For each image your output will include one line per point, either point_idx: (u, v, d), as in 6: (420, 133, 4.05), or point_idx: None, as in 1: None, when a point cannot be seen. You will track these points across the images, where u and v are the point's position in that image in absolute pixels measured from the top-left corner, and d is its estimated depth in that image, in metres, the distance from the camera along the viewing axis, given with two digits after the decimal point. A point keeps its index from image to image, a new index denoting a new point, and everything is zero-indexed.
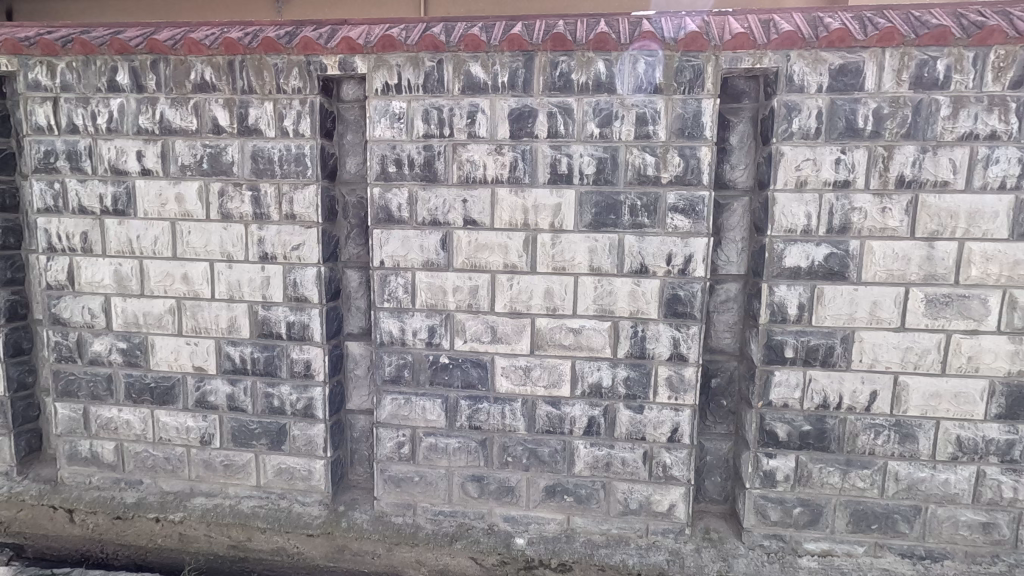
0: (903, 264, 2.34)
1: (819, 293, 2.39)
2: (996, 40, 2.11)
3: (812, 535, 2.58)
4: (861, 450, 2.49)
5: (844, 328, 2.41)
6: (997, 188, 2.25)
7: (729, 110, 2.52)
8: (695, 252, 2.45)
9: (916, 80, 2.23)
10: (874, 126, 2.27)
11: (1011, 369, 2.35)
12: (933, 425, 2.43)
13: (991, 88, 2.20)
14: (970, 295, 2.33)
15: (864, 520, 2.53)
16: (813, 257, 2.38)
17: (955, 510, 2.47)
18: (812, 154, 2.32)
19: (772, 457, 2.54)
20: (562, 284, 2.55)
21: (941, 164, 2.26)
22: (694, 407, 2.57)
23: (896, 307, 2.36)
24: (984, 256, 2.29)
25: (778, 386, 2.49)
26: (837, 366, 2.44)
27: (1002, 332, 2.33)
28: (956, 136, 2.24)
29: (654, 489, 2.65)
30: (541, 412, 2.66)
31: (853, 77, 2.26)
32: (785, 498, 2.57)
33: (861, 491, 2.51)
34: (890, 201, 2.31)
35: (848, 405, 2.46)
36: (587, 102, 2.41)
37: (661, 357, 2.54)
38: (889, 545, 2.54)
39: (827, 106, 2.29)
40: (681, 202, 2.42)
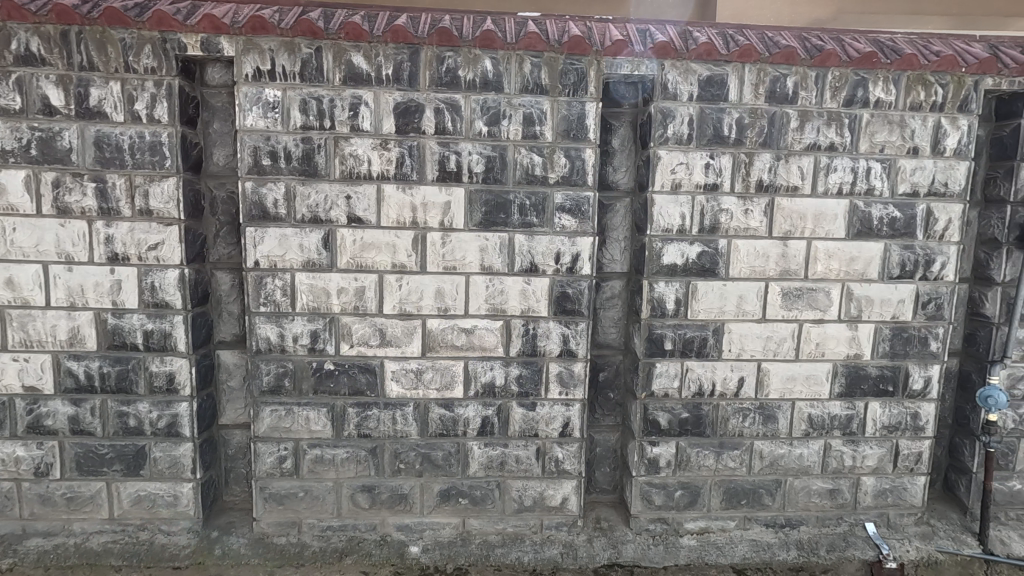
0: (763, 261, 2.57)
1: (693, 288, 2.56)
2: (833, 62, 2.39)
3: (691, 515, 2.76)
4: (731, 432, 2.70)
5: (716, 320, 2.60)
6: (836, 193, 2.55)
7: (611, 115, 2.63)
8: (582, 250, 2.52)
9: (771, 94, 2.46)
10: (737, 134, 2.48)
11: (849, 352, 2.67)
12: (789, 406, 2.70)
13: (830, 105, 2.49)
14: (817, 288, 2.61)
15: (735, 497, 2.75)
16: (687, 255, 2.54)
17: (809, 480, 2.77)
18: (685, 158, 2.48)
19: (655, 445, 2.68)
20: (453, 284, 2.50)
21: (792, 171, 2.52)
22: (583, 402, 2.64)
23: (759, 300, 2.60)
24: (827, 254, 2.59)
25: (659, 377, 2.63)
26: (710, 356, 2.63)
27: (843, 320, 2.64)
28: (803, 146, 2.51)
29: (547, 484, 2.69)
30: (434, 415, 2.60)
31: (719, 88, 2.45)
32: (667, 482, 2.72)
33: (732, 470, 2.73)
34: (751, 203, 2.53)
35: (720, 391, 2.66)
36: (474, 100, 2.39)
37: (551, 354, 2.59)
38: (756, 518, 2.79)
39: (697, 114, 2.46)
40: (568, 202, 2.48)
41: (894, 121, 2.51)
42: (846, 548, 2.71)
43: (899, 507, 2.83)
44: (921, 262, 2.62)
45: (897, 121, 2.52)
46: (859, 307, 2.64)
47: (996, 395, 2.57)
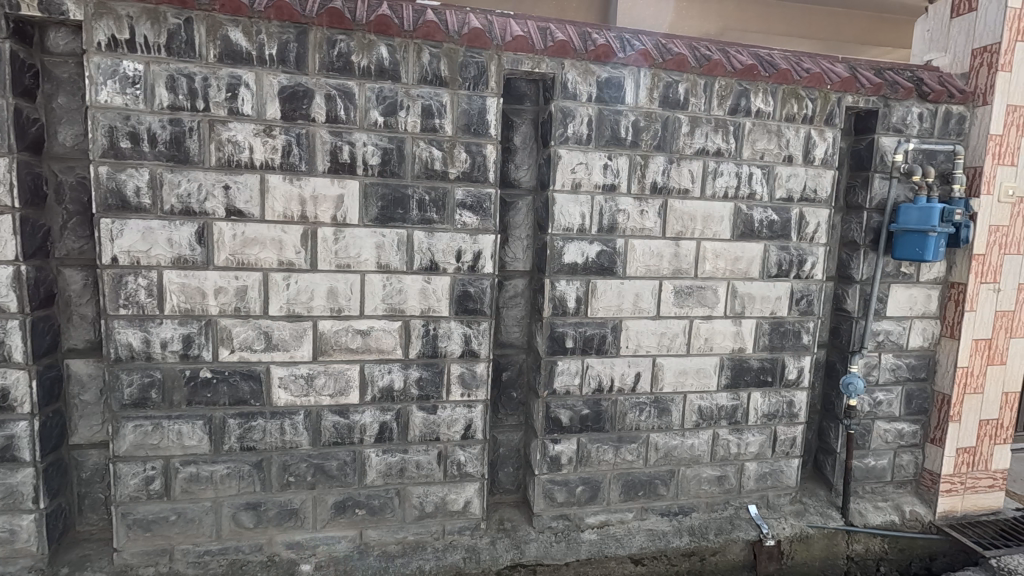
0: (657, 260, 2.67)
1: (592, 287, 2.60)
2: (719, 72, 2.54)
3: (592, 510, 2.81)
4: (629, 426, 2.78)
5: (614, 318, 2.66)
6: (723, 196, 2.70)
7: (512, 112, 2.60)
8: (483, 248, 2.47)
9: (664, 99, 2.55)
10: (633, 136, 2.54)
11: (734, 346, 2.84)
12: (681, 399, 2.82)
13: (717, 112, 2.62)
14: (706, 286, 2.75)
15: (633, 489, 2.84)
16: (587, 254, 2.58)
17: (699, 468, 2.92)
18: (584, 158, 2.51)
19: (558, 442, 2.70)
20: (347, 283, 2.35)
21: (683, 174, 2.63)
22: (486, 403, 2.59)
23: (654, 297, 2.69)
24: (714, 254, 2.73)
25: (561, 374, 2.65)
26: (609, 353, 2.68)
27: (728, 316, 2.81)
28: (693, 151, 2.62)
29: (449, 488, 2.62)
30: (327, 423, 2.44)
31: (616, 90, 2.50)
32: (569, 479, 2.75)
33: (630, 463, 2.81)
34: (646, 204, 2.61)
35: (618, 387, 2.73)
36: (369, 88, 2.26)
37: (452, 355, 2.51)
38: (651, 508, 2.89)
39: (596, 114, 2.49)
40: (469, 199, 2.42)
41: (772, 130, 2.70)
42: (731, 530, 2.89)
43: (777, 488, 3.06)
44: (795, 262, 2.84)
45: (774, 131, 2.70)
46: (742, 303, 2.81)
47: (856, 381, 2.88)
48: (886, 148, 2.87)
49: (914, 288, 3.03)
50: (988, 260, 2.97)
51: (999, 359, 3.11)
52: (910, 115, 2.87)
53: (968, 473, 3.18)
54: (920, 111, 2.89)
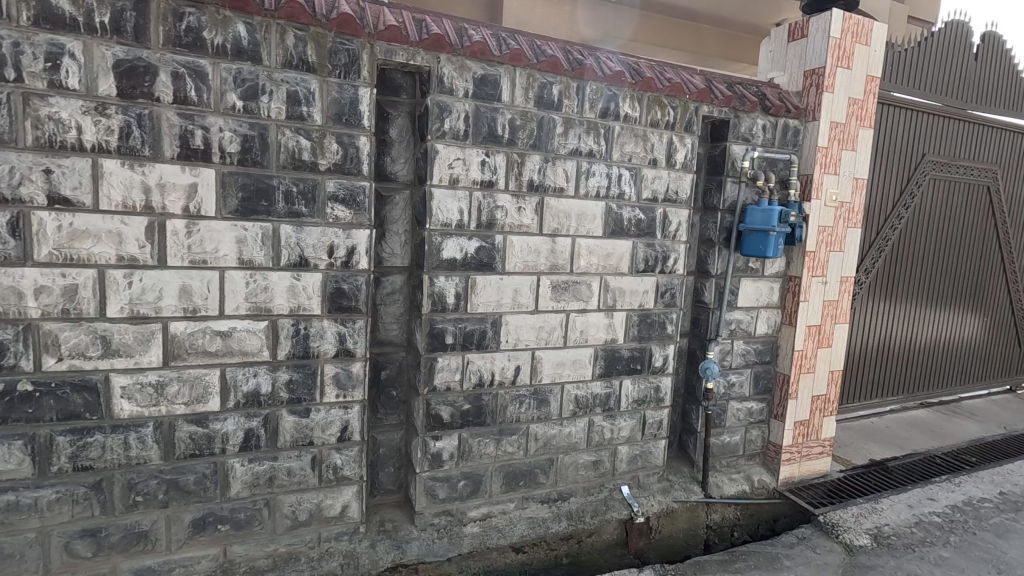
0: (535, 256, 2.74)
1: (472, 283, 2.62)
2: (591, 76, 2.67)
3: (474, 503, 2.83)
4: (510, 419, 2.83)
5: (494, 313, 2.70)
6: (595, 195, 2.83)
7: (388, 103, 2.54)
8: (358, 244, 2.38)
9: (539, 99, 2.62)
10: (510, 134, 2.58)
11: (606, 338, 3.01)
12: (559, 389, 2.93)
13: (588, 115, 2.74)
14: (581, 281, 2.88)
15: (514, 479, 2.91)
16: (466, 249, 2.58)
17: (576, 455, 3.06)
18: (462, 154, 2.51)
19: (439, 439, 2.69)
20: (203, 280, 2.15)
21: (559, 173, 2.72)
22: (363, 403, 2.51)
23: (532, 293, 2.76)
24: (588, 250, 2.86)
25: (441, 371, 2.63)
26: (489, 347, 2.72)
27: (601, 310, 2.97)
28: (567, 151, 2.72)
29: (325, 494, 2.51)
30: (182, 434, 2.22)
31: (492, 87, 2.52)
32: (451, 474, 2.75)
33: (511, 455, 2.87)
34: (524, 202, 2.67)
35: (499, 381, 2.77)
36: (225, 68, 2.08)
37: (326, 355, 2.40)
38: (532, 496, 2.98)
39: (473, 111, 2.50)
40: (342, 192, 2.32)
41: (639, 134, 2.88)
42: (606, 511, 3.07)
43: (647, 468, 3.28)
44: (660, 258, 3.06)
45: (640, 135, 2.89)
46: (614, 297, 2.98)
47: (712, 366, 3.17)
48: (735, 155, 3.18)
49: (760, 281, 3.40)
50: (818, 257, 3.40)
51: (826, 342, 3.59)
52: (755, 126, 3.21)
53: (804, 443, 3.64)
54: (764, 123, 3.23)
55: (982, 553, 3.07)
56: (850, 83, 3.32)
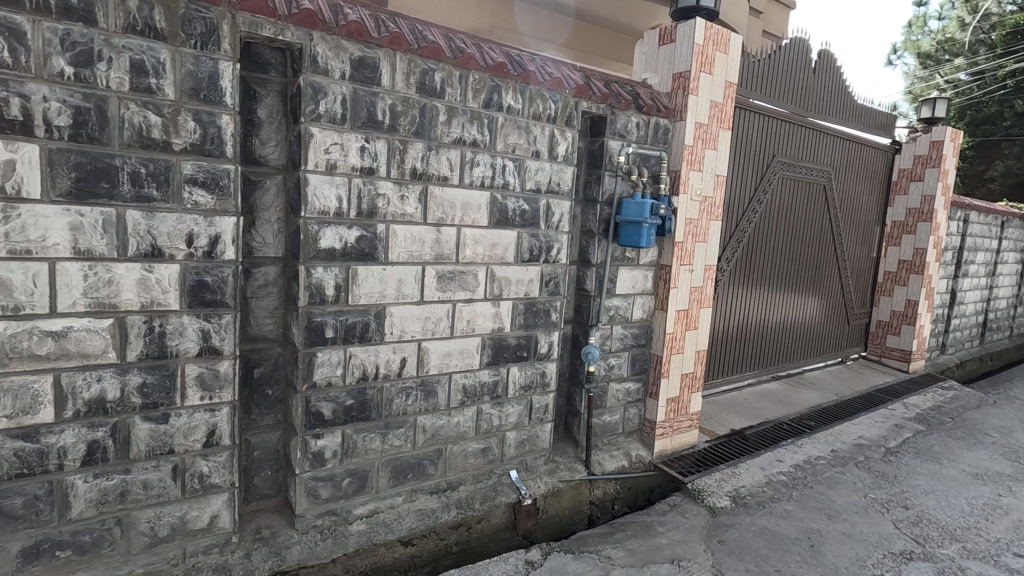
0: (419, 246, 2.70)
1: (353, 273, 2.52)
2: (473, 65, 2.66)
3: (360, 500, 2.75)
4: (396, 412, 2.78)
5: (377, 305, 2.62)
6: (480, 185, 2.84)
7: (255, 80, 2.35)
8: (223, 232, 2.19)
9: (421, 85, 2.57)
10: (391, 120, 2.51)
11: (493, 326, 3.05)
12: (447, 379, 2.93)
13: (472, 104, 2.74)
14: (467, 271, 2.88)
15: (402, 472, 2.86)
16: (346, 239, 2.48)
17: (465, 444, 3.07)
18: (339, 139, 2.39)
19: (320, 437, 2.57)
20: (26, 273, 1.86)
21: (442, 162, 2.69)
22: (232, 404, 2.33)
23: (417, 283, 2.72)
24: (474, 240, 2.87)
25: (321, 366, 2.51)
26: (373, 340, 2.64)
27: (488, 299, 3.00)
28: (451, 140, 2.70)
29: (189, 505, 2.29)
30: (5, 451, 1.92)
31: (371, 70, 2.43)
32: (334, 473, 2.64)
33: (398, 448, 2.82)
34: (407, 190, 2.61)
35: (383, 373, 2.71)
36: (49, 28, 1.80)
37: (187, 354, 2.19)
38: (421, 488, 2.95)
39: (350, 94, 2.39)
40: (203, 175, 2.12)
41: (522, 126, 2.93)
42: (495, 497, 3.13)
43: (534, 452, 3.39)
44: (543, 248, 3.16)
45: (523, 127, 2.94)
46: (500, 286, 3.03)
47: (593, 350, 3.34)
48: (612, 150, 3.35)
49: (635, 270, 3.62)
50: (685, 247, 3.70)
51: (693, 325, 3.92)
52: (630, 123, 3.40)
53: (675, 418, 3.96)
54: (637, 121, 3.43)
55: (817, 504, 3.55)
56: (711, 88, 3.63)
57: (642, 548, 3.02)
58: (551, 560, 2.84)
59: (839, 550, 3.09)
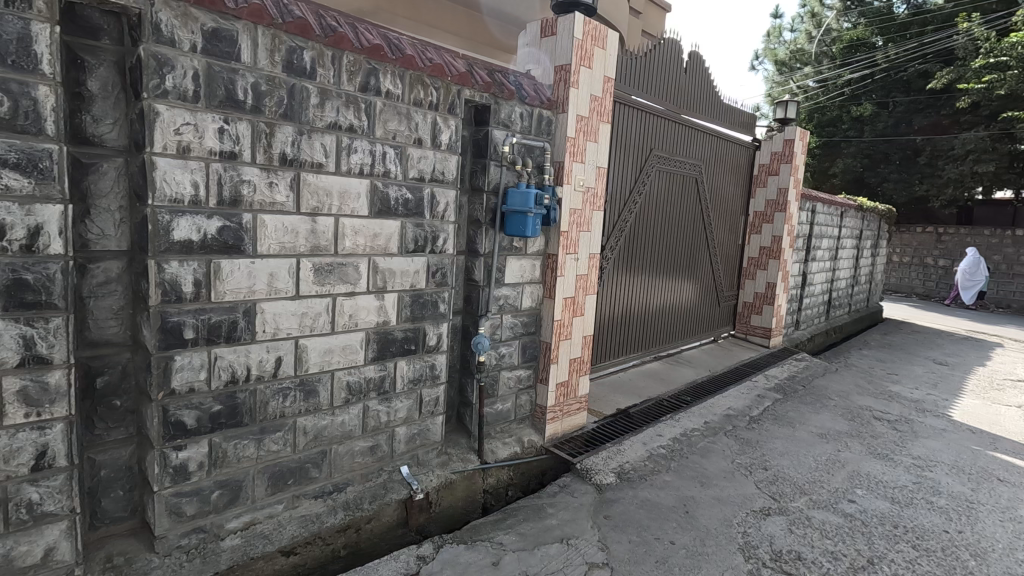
0: (292, 237, 2.52)
1: (214, 268, 2.30)
2: (346, 46, 2.53)
3: (234, 513, 2.54)
4: (272, 415, 2.59)
5: (245, 301, 2.41)
6: (358, 172, 2.71)
7: (83, 47, 2.05)
8: (47, 221, 1.89)
9: (288, 64, 2.39)
10: (254, 101, 2.31)
11: (378, 320, 2.95)
12: (329, 377, 2.78)
13: (347, 87, 2.60)
14: (347, 263, 2.75)
15: (282, 479, 2.68)
16: (205, 230, 2.25)
17: (351, 443, 2.95)
18: (193, 119, 2.16)
19: (182, 449, 2.33)
20: None
21: (315, 148, 2.53)
22: (68, 419, 2.03)
23: (291, 277, 2.55)
24: (354, 230, 2.74)
25: (181, 371, 2.27)
26: (242, 340, 2.43)
27: (371, 292, 2.89)
28: (324, 124, 2.54)
29: (17, 539, 1.98)
30: None
31: (227, 44, 2.21)
32: (201, 486, 2.41)
33: (276, 453, 2.64)
34: (275, 177, 2.42)
35: (256, 375, 2.51)
36: None
37: (5, 365, 1.88)
38: (304, 493, 2.79)
39: (204, 69, 2.16)
40: (15, 156, 1.81)
41: (402, 113, 2.84)
42: (385, 495, 3.03)
43: (425, 445, 3.34)
44: (429, 239, 3.10)
45: (404, 114, 2.85)
46: (384, 278, 2.93)
47: (483, 340, 3.34)
48: (497, 140, 3.36)
49: (523, 259, 3.67)
50: (570, 236, 3.82)
51: (579, 311, 4.07)
52: (514, 114, 3.42)
53: (564, 402, 4.09)
54: (521, 111, 3.46)
55: (691, 473, 3.85)
56: (590, 82, 3.76)
57: (533, 530, 3.09)
58: (443, 552, 2.82)
59: (709, 513, 3.37)
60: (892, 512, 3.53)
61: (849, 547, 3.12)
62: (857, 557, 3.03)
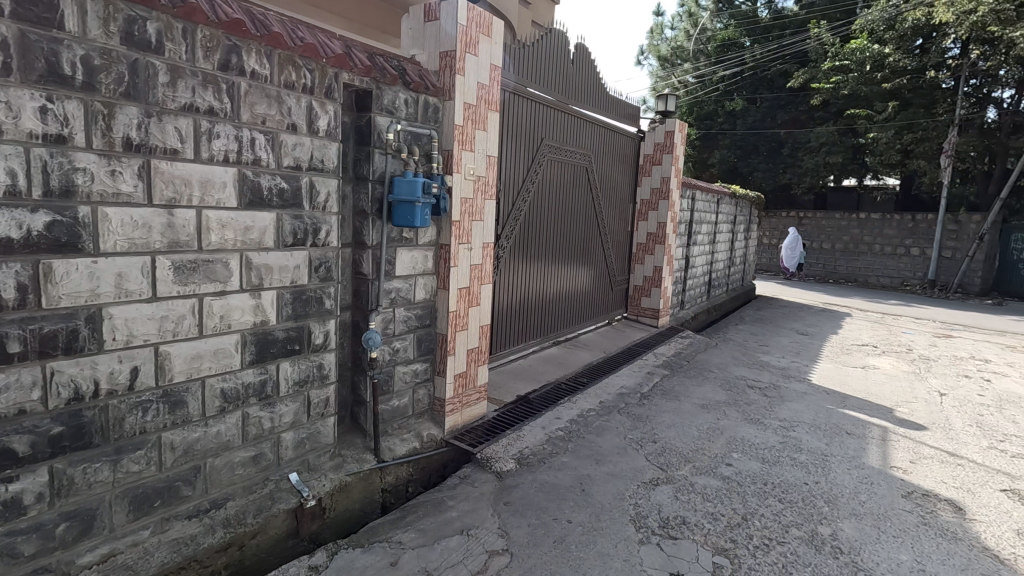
0: (144, 232, 2.25)
1: (45, 269, 1.99)
2: (200, 18, 2.28)
3: (87, 546, 2.24)
4: (130, 433, 2.32)
5: (88, 306, 2.12)
6: (222, 160, 2.47)
7: None
8: None
9: (127, 36, 2.11)
10: (85, 76, 2.01)
11: (255, 320, 2.73)
12: (198, 386, 2.54)
13: (203, 65, 2.35)
14: (213, 260, 2.51)
15: (146, 502, 2.41)
16: (28, 226, 1.94)
17: (230, 455, 2.72)
18: (4, 96, 1.84)
19: (13, 481, 2.00)
20: None
21: (168, 132, 2.27)
22: None
23: (145, 277, 2.27)
24: (220, 224, 2.50)
25: (6, 391, 1.95)
26: (86, 351, 2.13)
27: (245, 290, 2.66)
28: (177, 106, 2.28)
29: None
30: None
31: (45, 9, 1.90)
32: (42, 520, 2.10)
33: (137, 474, 2.37)
34: (118, 164, 2.14)
35: (107, 390, 2.22)
36: None
37: None
38: (176, 514, 2.53)
39: (15, 36, 1.85)
40: None
41: (272, 95, 2.63)
42: (271, 506, 2.83)
43: (316, 449, 3.16)
44: (309, 231, 2.91)
45: (274, 96, 2.64)
46: (259, 275, 2.71)
47: (374, 335, 3.21)
48: (380, 127, 3.22)
49: (415, 250, 3.58)
50: (462, 226, 3.79)
51: (475, 301, 4.06)
52: (398, 100, 3.30)
53: (463, 392, 4.08)
54: (406, 97, 3.35)
55: (587, 451, 4.00)
56: (477, 69, 3.72)
57: (433, 525, 3.05)
58: (338, 559, 2.70)
59: (604, 489, 3.52)
60: (762, 471, 3.91)
61: (726, 507, 3.40)
62: (732, 515, 3.32)
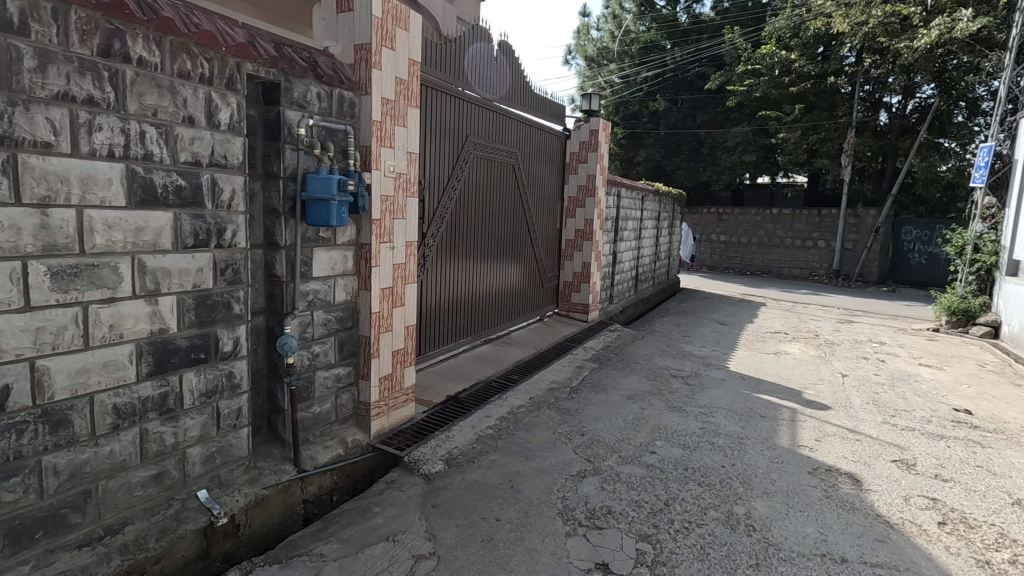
0: (12, 235, 2.02)
1: None
2: None
3: None
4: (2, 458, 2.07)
5: None
6: (106, 154, 2.26)
7: None
8: None
9: None
10: None
11: (152, 329, 2.53)
12: (86, 403, 2.31)
13: (78, 50, 2.14)
14: (99, 264, 2.29)
15: (25, 534, 2.17)
16: None
17: (127, 475, 2.50)
18: None
19: None
20: None
21: (38, 123, 2.05)
22: None
23: (14, 285, 2.04)
24: (106, 224, 2.29)
25: None
26: None
27: (139, 296, 2.45)
28: (48, 94, 2.07)
29: None
30: None
31: None
32: None
33: (13, 504, 2.12)
34: None
35: None
36: None
37: None
38: (63, 545, 2.29)
39: None
40: None
41: (163, 85, 2.44)
42: (178, 527, 2.63)
43: (228, 463, 2.98)
44: (213, 231, 2.73)
45: (166, 87, 2.45)
46: (155, 279, 2.50)
47: (290, 340, 3.05)
48: (291, 121, 3.06)
49: (333, 250, 3.44)
50: (383, 224, 3.68)
51: (399, 301, 3.96)
52: (309, 93, 3.16)
53: (389, 395, 3.97)
54: (318, 91, 3.21)
55: (517, 448, 4.01)
56: (394, 64, 3.63)
57: (357, 533, 2.95)
58: None
59: (533, 484, 3.54)
60: (683, 457, 4.07)
61: (649, 494, 3.51)
62: (655, 502, 3.43)
